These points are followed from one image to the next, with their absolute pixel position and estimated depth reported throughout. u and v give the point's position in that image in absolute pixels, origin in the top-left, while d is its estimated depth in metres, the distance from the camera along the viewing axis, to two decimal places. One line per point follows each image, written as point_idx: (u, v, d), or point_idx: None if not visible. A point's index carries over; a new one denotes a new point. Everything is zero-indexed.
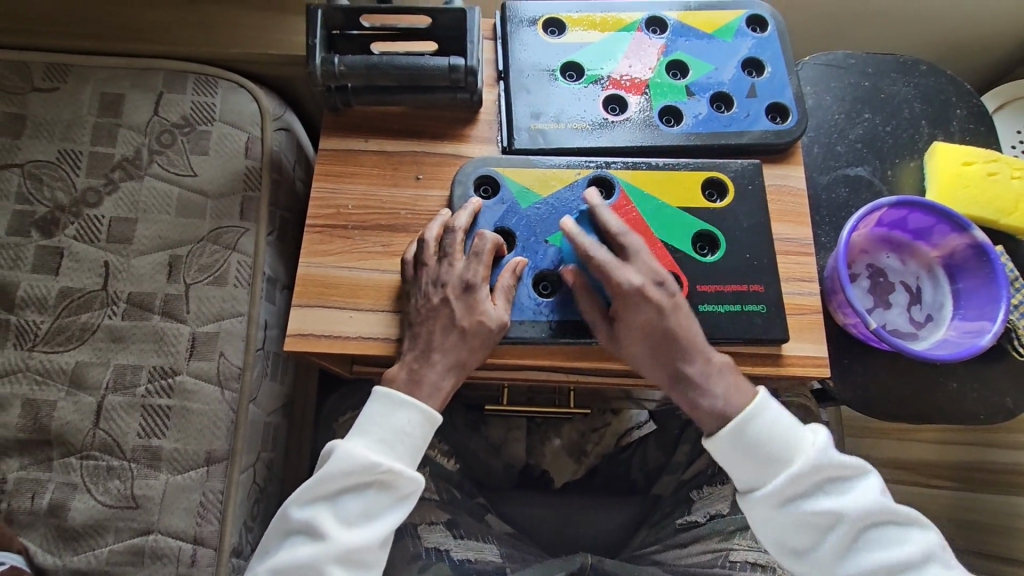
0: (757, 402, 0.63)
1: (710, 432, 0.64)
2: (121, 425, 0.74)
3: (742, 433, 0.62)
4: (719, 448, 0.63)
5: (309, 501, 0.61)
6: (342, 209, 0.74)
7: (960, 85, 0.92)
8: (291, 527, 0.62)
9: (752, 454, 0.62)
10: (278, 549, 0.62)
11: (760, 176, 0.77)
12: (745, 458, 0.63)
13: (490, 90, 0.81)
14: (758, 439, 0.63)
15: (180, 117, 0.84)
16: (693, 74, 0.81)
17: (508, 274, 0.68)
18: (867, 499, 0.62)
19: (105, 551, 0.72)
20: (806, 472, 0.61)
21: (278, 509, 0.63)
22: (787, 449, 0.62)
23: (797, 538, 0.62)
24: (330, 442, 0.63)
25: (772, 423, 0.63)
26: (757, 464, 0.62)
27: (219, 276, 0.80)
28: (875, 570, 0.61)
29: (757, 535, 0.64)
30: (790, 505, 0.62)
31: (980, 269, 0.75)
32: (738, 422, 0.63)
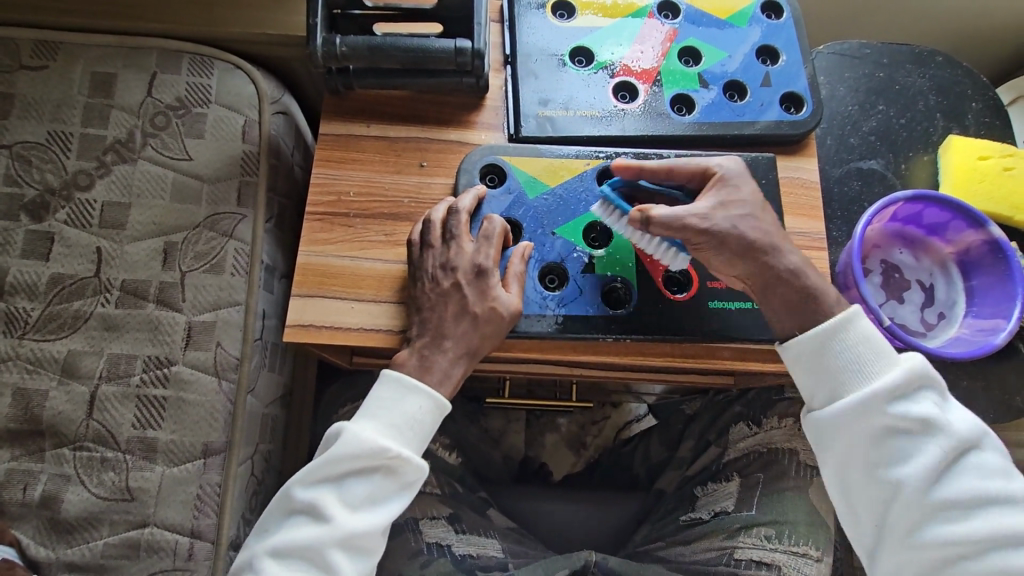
0: (850, 312, 0.62)
1: (789, 336, 0.63)
2: (115, 416, 0.72)
3: (834, 334, 0.61)
4: (799, 350, 0.62)
5: (315, 482, 0.60)
6: (343, 196, 0.72)
7: (976, 77, 0.90)
8: (294, 508, 0.60)
9: (832, 360, 0.61)
10: (277, 530, 0.60)
11: (774, 169, 0.75)
12: (824, 362, 0.61)
13: (497, 74, 0.79)
14: (843, 348, 0.61)
15: (175, 98, 0.81)
16: (705, 62, 0.79)
17: (518, 260, 0.67)
18: (965, 424, 0.60)
19: (100, 544, 0.70)
20: (902, 376, 0.59)
21: (281, 488, 0.62)
22: (876, 358, 0.61)
23: (879, 448, 0.60)
24: (338, 424, 0.61)
25: (861, 335, 0.61)
26: (839, 374, 0.61)
27: (216, 264, 0.78)
28: (963, 499, 0.58)
29: (832, 437, 0.61)
30: (881, 406, 0.59)
31: (995, 266, 0.74)
32: (828, 327, 0.61)
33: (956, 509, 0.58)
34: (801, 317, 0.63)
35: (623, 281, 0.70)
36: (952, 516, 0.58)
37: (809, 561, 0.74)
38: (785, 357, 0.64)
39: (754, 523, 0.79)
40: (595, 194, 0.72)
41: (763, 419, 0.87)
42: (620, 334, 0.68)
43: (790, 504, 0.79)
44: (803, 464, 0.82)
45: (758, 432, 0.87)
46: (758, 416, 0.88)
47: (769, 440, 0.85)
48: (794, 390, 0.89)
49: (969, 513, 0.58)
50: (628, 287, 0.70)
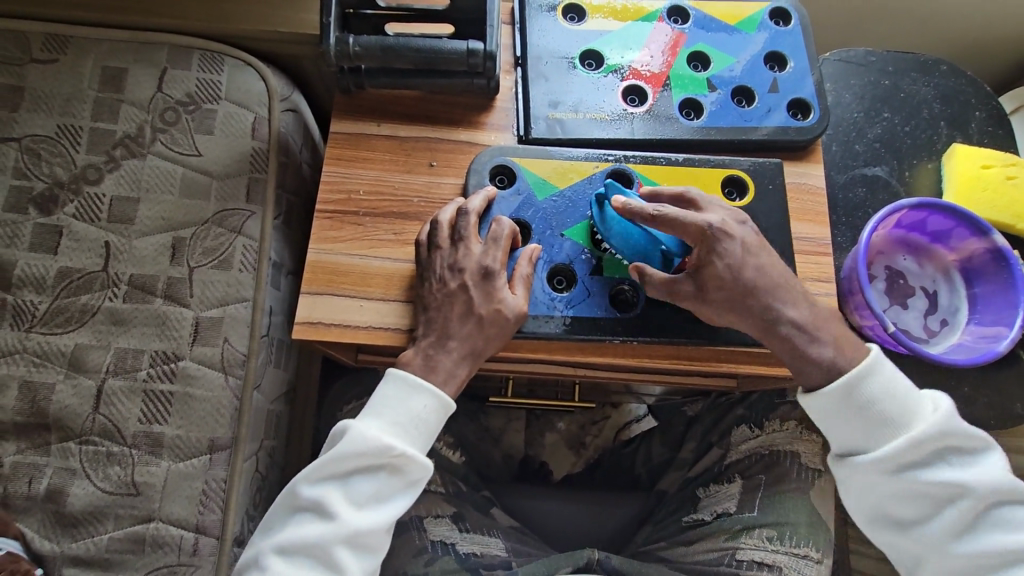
0: (871, 362, 0.63)
1: (811, 388, 0.64)
2: (121, 410, 0.72)
3: (855, 387, 0.62)
4: (822, 404, 0.63)
5: (319, 480, 0.60)
6: (353, 194, 0.72)
7: (980, 87, 0.91)
8: (298, 504, 0.60)
9: (852, 408, 0.62)
10: (283, 526, 0.60)
11: (781, 175, 0.76)
12: (850, 416, 0.63)
13: (507, 76, 0.79)
14: (868, 401, 0.62)
15: (185, 94, 0.82)
16: (714, 67, 0.80)
17: (526, 262, 0.67)
18: (991, 476, 0.61)
19: (105, 538, 0.70)
20: (928, 435, 0.61)
21: (286, 486, 0.62)
22: (902, 411, 0.62)
23: (904, 508, 0.63)
24: (343, 421, 0.61)
25: (885, 386, 0.62)
26: (866, 423, 0.62)
27: (224, 260, 0.78)
28: (995, 551, 0.60)
29: (859, 500, 0.65)
30: (905, 468, 0.61)
31: (997, 274, 0.75)
32: (852, 376, 0.62)
33: (987, 560, 0.61)
34: (808, 322, 0.63)
35: (630, 285, 0.70)
36: (984, 566, 0.61)
37: (809, 563, 0.76)
38: (806, 408, 0.65)
39: (756, 525, 0.79)
40: None
41: (765, 422, 0.87)
42: (625, 337, 0.68)
43: (791, 505, 0.80)
44: (805, 466, 0.83)
45: (759, 435, 0.87)
46: (760, 419, 0.88)
47: (770, 442, 0.85)
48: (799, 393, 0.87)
49: (1003, 562, 0.61)
50: (634, 290, 0.70)
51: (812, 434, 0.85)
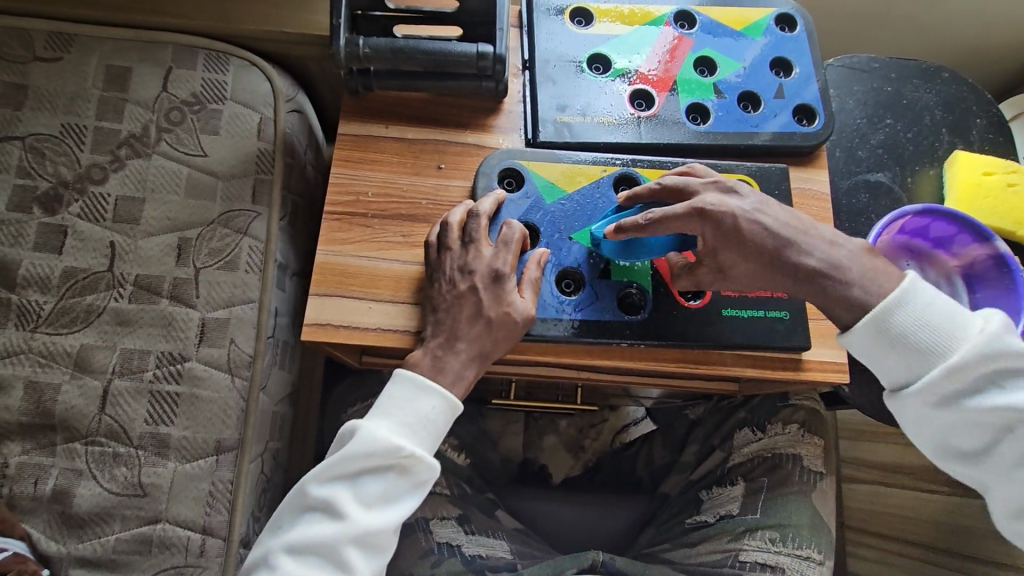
0: (903, 291, 0.61)
1: (845, 326, 0.63)
2: (127, 411, 0.72)
3: (889, 317, 0.61)
4: (857, 342, 0.62)
5: (328, 480, 0.60)
6: (361, 196, 0.72)
7: (980, 94, 0.92)
8: (307, 504, 0.60)
9: (891, 340, 0.61)
10: (291, 526, 0.60)
11: (786, 180, 0.77)
12: (888, 348, 0.62)
13: (515, 79, 0.79)
14: (904, 331, 0.61)
15: (191, 94, 0.81)
16: (720, 72, 0.80)
17: (534, 265, 0.67)
18: None
19: (111, 540, 0.70)
20: (975, 361, 0.60)
21: (295, 485, 0.62)
22: (946, 335, 0.61)
23: (965, 439, 0.63)
24: (352, 422, 0.61)
25: (919, 313, 0.61)
26: (907, 353, 0.61)
27: (230, 261, 0.78)
28: None
29: (916, 434, 0.65)
30: (952, 399, 0.61)
31: (999, 280, 0.76)
32: (883, 308, 0.61)
33: None
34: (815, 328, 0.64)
35: (638, 288, 0.71)
36: None
37: (812, 565, 0.77)
38: (845, 348, 0.64)
39: (759, 527, 0.80)
40: (611, 200, 0.73)
41: (767, 425, 0.88)
42: (633, 340, 0.69)
43: (794, 508, 0.81)
44: (807, 470, 0.84)
45: (762, 438, 0.87)
46: (762, 422, 0.88)
47: (773, 445, 0.86)
48: (800, 396, 0.88)
49: None
50: (642, 294, 0.71)
51: (813, 437, 0.86)
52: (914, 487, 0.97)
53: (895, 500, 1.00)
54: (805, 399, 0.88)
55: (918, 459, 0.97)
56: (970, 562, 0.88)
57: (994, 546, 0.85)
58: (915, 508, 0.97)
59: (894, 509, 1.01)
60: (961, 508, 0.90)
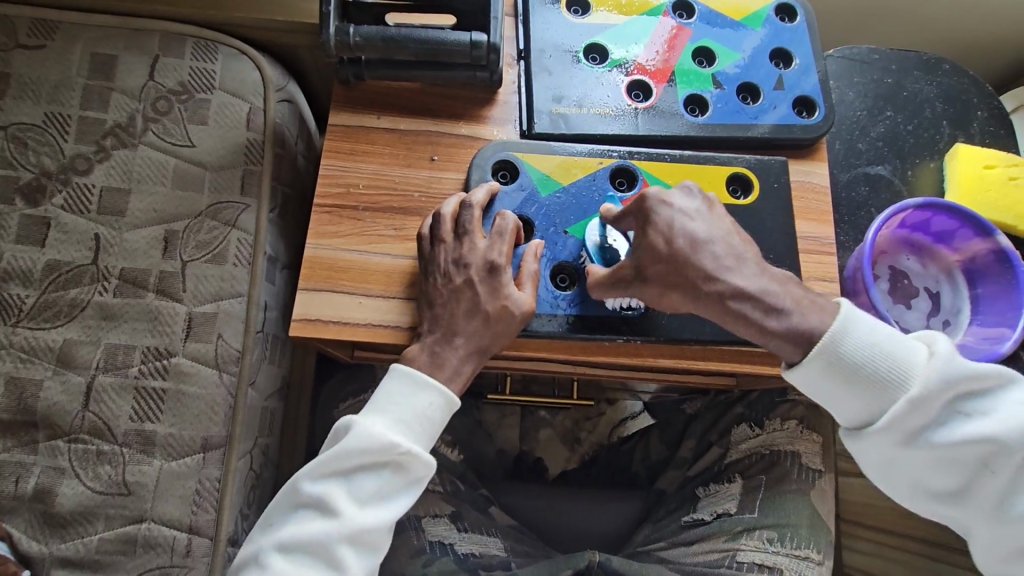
0: (841, 321, 0.59)
1: (792, 362, 0.61)
2: (112, 407, 0.71)
3: (834, 351, 0.59)
4: (810, 380, 0.60)
5: (322, 476, 0.58)
6: (352, 187, 0.70)
7: (982, 86, 0.91)
8: (299, 501, 0.58)
9: (841, 376, 0.59)
10: (282, 523, 0.58)
11: (786, 173, 0.75)
12: (841, 385, 0.59)
13: (510, 69, 0.78)
14: (853, 365, 0.58)
15: (177, 83, 0.79)
16: (719, 63, 0.79)
17: (532, 258, 0.66)
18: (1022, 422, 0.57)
19: (94, 539, 0.69)
20: (936, 387, 0.57)
21: (287, 481, 0.59)
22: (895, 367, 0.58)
23: (939, 478, 0.60)
24: (347, 418, 0.59)
25: (864, 343, 0.58)
26: (861, 389, 0.58)
27: (218, 254, 0.76)
28: None
29: (888, 477, 0.62)
30: (919, 433, 0.58)
31: (1001, 275, 0.74)
32: (829, 340, 0.58)
33: None
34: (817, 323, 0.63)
35: None
36: None
37: (811, 565, 0.76)
38: (795, 386, 0.62)
39: (756, 525, 0.79)
40: (608, 193, 0.72)
41: (765, 421, 0.87)
42: (631, 335, 0.67)
43: (792, 507, 0.80)
44: (805, 467, 0.83)
45: (759, 434, 0.86)
46: (760, 418, 0.87)
47: (771, 442, 0.85)
48: (799, 392, 0.87)
49: None
50: None
51: (812, 433, 0.85)
52: None
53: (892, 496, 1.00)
54: (804, 395, 0.87)
55: None
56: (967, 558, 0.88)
57: None
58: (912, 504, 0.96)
59: (892, 505, 1.00)
60: None
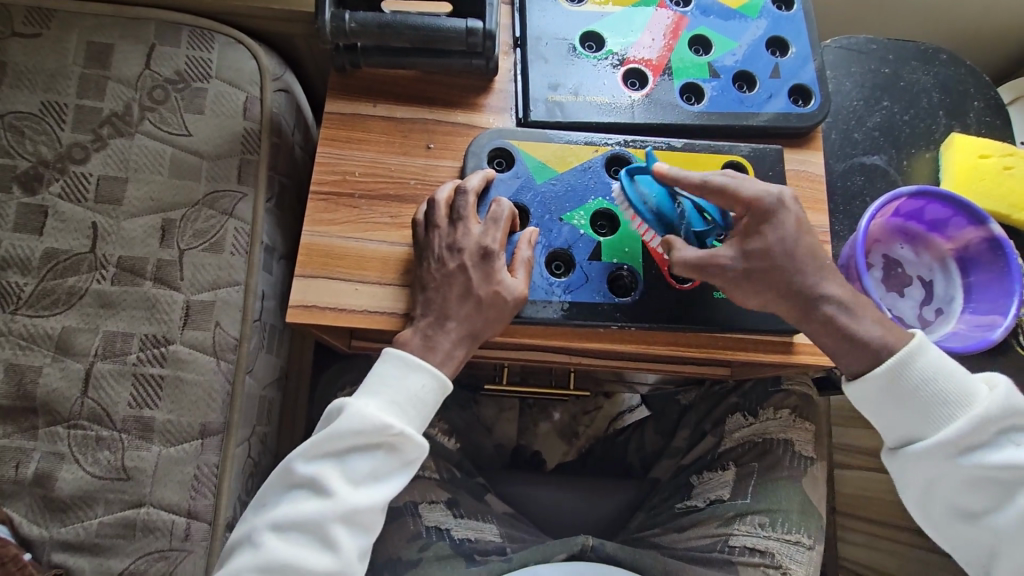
0: (915, 346, 0.63)
1: (853, 375, 0.65)
2: (110, 394, 0.71)
3: (899, 372, 0.63)
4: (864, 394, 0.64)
5: (316, 457, 0.58)
6: (348, 175, 0.71)
7: (978, 77, 0.91)
8: (293, 482, 0.58)
9: (894, 393, 0.63)
10: (276, 503, 0.58)
11: (781, 162, 0.76)
12: (894, 403, 0.63)
13: (506, 57, 0.78)
14: (913, 386, 0.62)
15: (174, 72, 0.79)
16: (715, 52, 0.79)
17: (526, 245, 0.66)
18: None
19: (93, 524, 0.69)
20: (991, 415, 0.61)
21: (280, 462, 0.60)
22: (952, 396, 0.62)
23: (967, 500, 0.64)
24: (340, 400, 0.60)
25: (929, 370, 0.62)
26: (912, 410, 0.63)
27: (215, 242, 0.77)
28: None
29: (918, 491, 0.66)
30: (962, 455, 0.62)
31: (994, 262, 0.74)
32: (897, 362, 0.63)
33: None
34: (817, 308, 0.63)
35: (629, 269, 0.70)
36: None
37: (802, 548, 0.77)
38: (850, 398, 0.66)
39: (750, 511, 0.80)
40: (603, 180, 0.72)
41: (759, 410, 0.87)
42: (624, 322, 0.68)
43: (785, 494, 0.80)
44: (798, 455, 0.83)
45: (753, 423, 0.87)
46: (754, 407, 0.88)
47: (764, 430, 0.86)
48: (793, 381, 0.88)
49: None
50: (633, 275, 0.70)
51: (805, 422, 0.85)
52: None
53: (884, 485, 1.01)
54: (797, 384, 0.88)
55: None
56: None
57: None
58: None
59: (885, 494, 1.01)
60: None
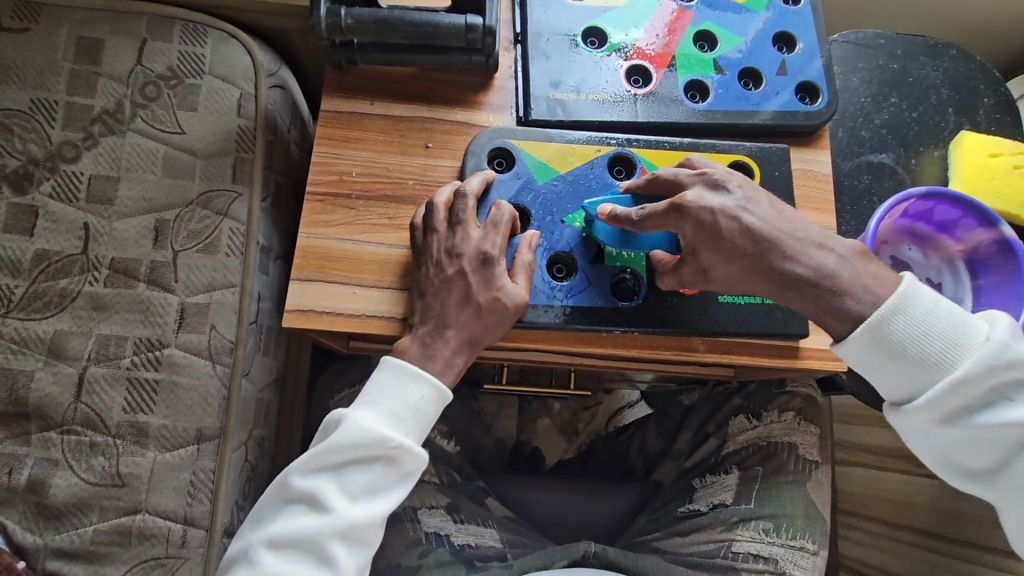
0: (898, 300, 0.59)
1: (839, 337, 0.61)
2: (104, 399, 0.70)
3: (885, 329, 0.59)
4: (852, 355, 0.61)
5: (313, 471, 0.57)
6: (345, 175, 0.69)
7: (989, 72, 0.89)
8: (290, 496, 0.57)
9: (883, 350, 0.60)
10: (273, 519, 0.57)
11: (787, 161, 0.74)
12: (885, 360, 0.60)
13: (506, 53, 0.76)
14: (901, 340, 0.59)
15: (166, 68, 0.77)
16: (721, 48, 0.77)
17: (526, 249, 0.65)
18: None
19: (88, 531, 0.68)
20: (987, 367, 0.57)
21: (277, 475, 0.59)
22: (943, 350, 0.58)
23: (972, 454, 0.61)
24: (337, 411, 0.59)
25: (915, 322, 0.59)
26: (904, 367, 0.59)
27: (210, 244, 0.75)
28: None
29: (918, 448, 0.63)
30: (957, 413, 0.59)
31: (1005, 265, 0.73)
32: (882, 315, 0.59)
33: None
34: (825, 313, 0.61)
35: (632, 273, 0.68)
36: None
37: (805, 555, 0.77)
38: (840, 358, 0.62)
39: (752, 516, 0.79)
40: (605, 181, 0.71)
41: (763, 413, 0.86)
42: (627, 327, 0.67)
43: (788, 498, 0.80)
44: (802, 458, 0.83)
45: (757, 426, 0.86)
46: (757, 409, 0.87)
47: (768, 434, 0.85)
48: (797, 383, 0.86)
49: None
50: (636, 279, 0.68)
51: (809, 425, 0.85)
52: (906, 472, 0.97)
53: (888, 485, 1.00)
54: (802, 386, 0.87)
55: None
56: (960, 546, 0.88)
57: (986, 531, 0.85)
58: (906, 493, 0.97)
59: (886, 494, 1.01)
60: (950, 492, 0.90)
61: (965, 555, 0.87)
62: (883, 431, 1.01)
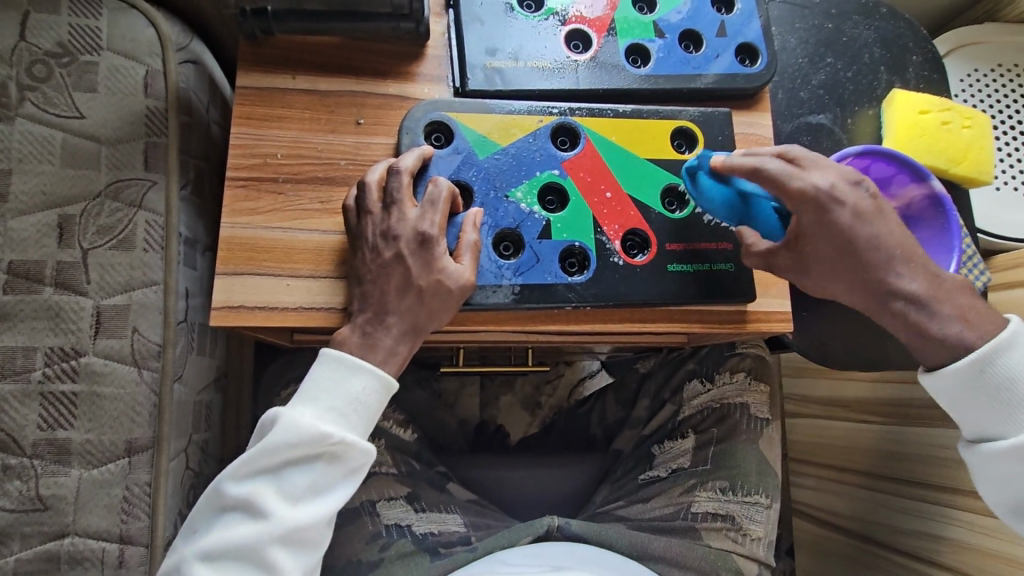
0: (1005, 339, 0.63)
1: (930, 365, 0.65)
2: (16, 418, 0.63)
3: (979, 367, 0.63)
4: (939, 381, 0.65)
5: (248, 475, 0.54)
6: (269, 158, 0.64)
7: (917, 30, 0.91)
8: (224, 505, 0.54)
9: (1008, 388, 0.63)
10: (207, 529, 0.54)
11: (730, 126, 0.73)
12: (978, 397, 0.64)
13: (438, 19, 0.71)
14: (997, 381, 0.63)
15: (56, 44, 0.69)
16: (660, 10, 0.74)
17: (471, 228, 0.62)
18: None
19: (11, 561, 0.63)
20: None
21: (210, 483, 0.55)
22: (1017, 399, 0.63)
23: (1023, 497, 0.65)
24: (272, 410, 0.55)
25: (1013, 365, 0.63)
26: (992, 409, 0.64)
27: (124, 239, 0.69)
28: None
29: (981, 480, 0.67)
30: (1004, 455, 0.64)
31: (935, 218, 0.75)
32: (988, 350, 0.63)
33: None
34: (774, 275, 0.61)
35: (581, 246, 0.67)
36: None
37: (760, 509, 0.80)
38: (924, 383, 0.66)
39: (709, 477, 0.82)
40: (549, 152, 0.68)
41: (715, 376, 0.87)
42: (579, 302, 0.65)
43: (743, 457, 0.82)
44: (754, 417, 0.84)
45: (710, 389, 0.87)
46: (711, 372, 0.88)
47: (721, 396, 0.86)
48: (747, 344, 0.88)
49: None
50: (585, 252, 0.67)
51: (759, 383, 0.86)
52: (851, 419, 1.01)
53: (835, 433, 1.05)
54: (752, 346, 0.88)
55: (857, 394, 1.01)
56: (902, 482, 0.93)
57: (924, 468, 0.89)
58: (851, 439, 1.01)
59: (833, 442, 1.05)
60: (890, 435, 0.95)
61: (910, 492, 0.91)
62: (833, 383, 1.05)
